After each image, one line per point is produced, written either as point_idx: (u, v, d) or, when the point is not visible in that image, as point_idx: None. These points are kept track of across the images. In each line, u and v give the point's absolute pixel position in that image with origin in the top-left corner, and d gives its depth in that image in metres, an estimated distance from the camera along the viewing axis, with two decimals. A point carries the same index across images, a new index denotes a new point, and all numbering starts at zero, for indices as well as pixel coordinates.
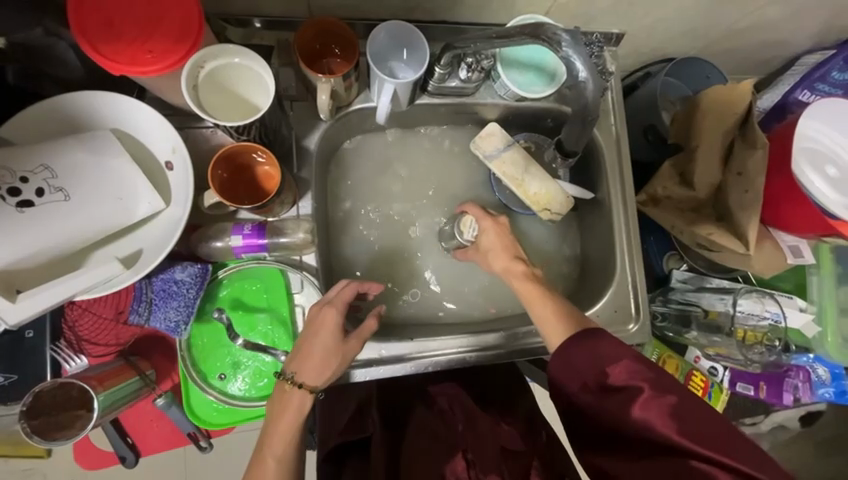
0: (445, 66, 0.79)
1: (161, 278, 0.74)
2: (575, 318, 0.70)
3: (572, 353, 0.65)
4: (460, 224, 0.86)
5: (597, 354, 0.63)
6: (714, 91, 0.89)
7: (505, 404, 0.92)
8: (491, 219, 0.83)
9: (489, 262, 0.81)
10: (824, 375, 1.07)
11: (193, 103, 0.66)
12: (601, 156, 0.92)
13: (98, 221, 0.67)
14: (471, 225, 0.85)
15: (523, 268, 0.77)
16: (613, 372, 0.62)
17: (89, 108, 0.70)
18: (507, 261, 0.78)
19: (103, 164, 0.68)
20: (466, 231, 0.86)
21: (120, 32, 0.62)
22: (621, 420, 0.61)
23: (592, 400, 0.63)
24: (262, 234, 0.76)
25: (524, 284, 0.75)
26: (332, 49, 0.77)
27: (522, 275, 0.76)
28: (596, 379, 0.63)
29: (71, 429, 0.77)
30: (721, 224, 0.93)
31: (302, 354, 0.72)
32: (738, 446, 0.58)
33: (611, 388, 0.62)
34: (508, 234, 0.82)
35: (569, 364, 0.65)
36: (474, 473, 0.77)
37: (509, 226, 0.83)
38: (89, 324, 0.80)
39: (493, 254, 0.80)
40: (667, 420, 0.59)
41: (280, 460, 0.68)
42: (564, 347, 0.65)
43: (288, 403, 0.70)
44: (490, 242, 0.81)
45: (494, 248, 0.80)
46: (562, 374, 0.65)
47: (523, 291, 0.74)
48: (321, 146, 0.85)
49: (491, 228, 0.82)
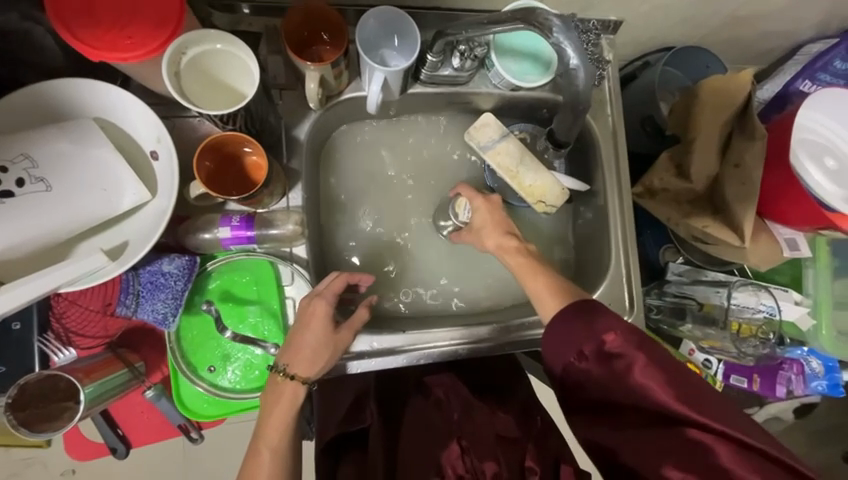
0: (438, 54, 0.78)
1: (148, 270, 0.74)
2: (570, 292, 0.70)
3: (569, 318, 0.64)
4: (454, 205, 0.86)
5: (594, 317, 0.63)
6: (710, 82, 0.87)
7: (505, 390, 0.93)
8: (483, 197, 0.81)
9: (482, 241, 0.80)
10: (818, 368, 1.07)
11: (174, 90, 0.64)
12: (596, 146, 0.90)
13: (82, 212, 0.66)
14: (465, 206, 0.85)
15: (516, 244, 0.77)
16: (609, 342, 0.62)
17: (72, 96, 0.68)
18: (499, 236, 0.78)
19: (86, 154, 0.66)
20: (461, 212, 0.86)
21: (99, 16, 0.60)
22: (619, 388, 0.61)
23: (589, 367, 0.63)
24: (250, 225, 0.76)
25: (515, 258, 0.75)
26: (321, 36, 0.75)
27: (515, 251, 0.76)
28: (593, 347, 0.63)
29: (59, 420, 0.77)
30: (718, 216, 0.91)
31: (295, 346, 0.72)
32: (733, 417, 0.59)
33: (607, 355, 0.62)
34: (500, 211, 0.81)
35: (565, 332, 0.64)
36: (468, 459, 0.76)
37: (500, 202, 0.81)
38: (76, 316, 0.78)
39: (487, 231, 0.79)
40: (664, 389, 0.60)
41: (275, 455, 0.68)
42: (557, 317, 0.65)
43: (283, 394, 0.71)
44: (484, 219, 0.80)
45: (487, 225, 0.80)
46: (558, 339, 0.65)
47: (515, 265, 0.75)
48: (312, 137, 0.83)
49: (483, 207, 0.80)
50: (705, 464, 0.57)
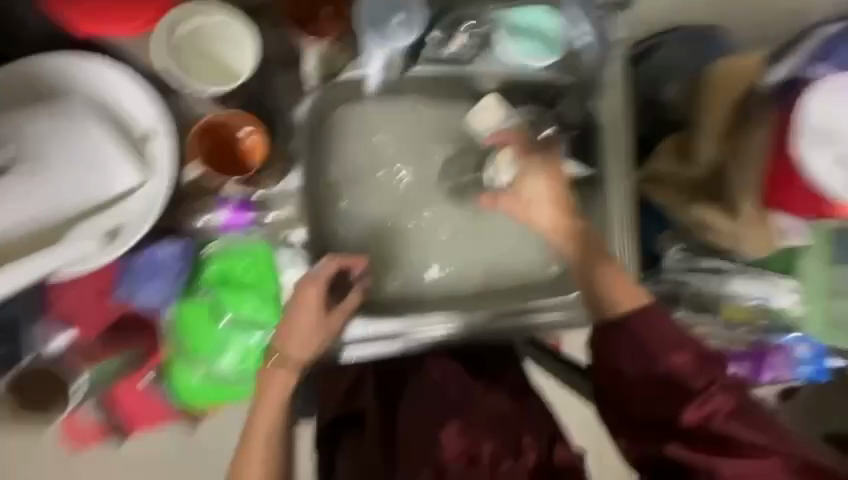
0: (443, 29, 0.79)
1: (149, 252, 0.76)
2: (626, 290, 0.66)
3: (630, 327, 0.65)
4: (496, 163, 0.78)
5: (655, 329, 0.64)
6: (720, 70, 0.90)
7: (494, 372, 0.86)
8: (539, 163, 0.71)
9: (532, 215, 0.70)
10: (807, 354, 1.09)
11: (180, 70, 0.68)
12: (600, 128, 0.84)
13: (69, 197, 0.63)
14: (507, 166, 0.76)
15: (574, 225, 0.69)
16: (676, 359, 0.64)
17: (71, 74, 0.68)
18: (555, 217, 0.69)
19: (75, 137, 0.64)
20: (500, 172, 0.77)
21: None
22: (667, 395, 0.64)
23: (641, 374, 0.64)
24: (248, 208, 0.78)
25: (572, 244, 0.68)
26: (322, 13, 0.78)
27: (570, 236, 0.69)
28: (646, 352, 0.64)
29: (60, 396, 0.81)
30: (720, 204, 0.89)
31: (286, 333, 0.71)
32: (771, 428, 0.62)
33: (659, 363, 0.64)
34: (560, 183, 0.71)
35: (630, 340, 0.65)
36: (468, 435, 0.72)
37: (562, 176, 0.72)
38: (73, 299, 0.77)
39: (537, 206, 0.70)
40: (710, 399, 0.62)
41: (269, 443, 0.68)
42: (615, 321, 0.66)
43: (272, 384, 0.69)
44: (536, 191, 0.70)
45: (539, 199, 0.70)
46: (618, 347, 0.65)
47: (571, 251, 0.68)
48: (311, 118, 0.80)
49: (538, 174, 0.70)
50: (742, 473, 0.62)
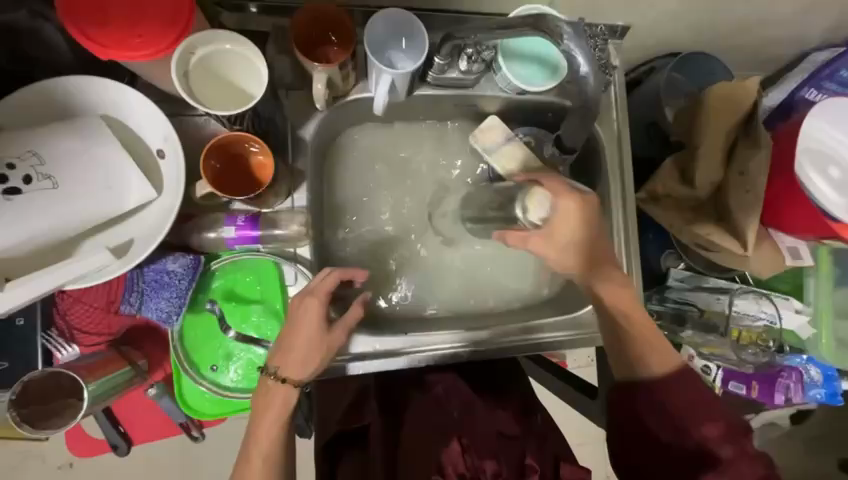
0: (445, 56, 0.78)
1: (153, 268, 0.74)
2: (666, 354, 0.73)
3: (660, 390, 0.72)
4: (526, 199, 0.71)
5: (687, 394, 0.71)
6: (719, 88, 0.87)
7: (498, 388, 0.91)
8: (575, 197, 0.69)
9: (570, 257, 0.71)
10: (817, 377, 1.07)
11: (183, 90, 0.64)
12: (600, 150, 0.90)
13: (88, 209, 0.66)
14: (541, 203, 0.69)
15: (621, 277, 0.73)
16: (705, 429, 0.69)
17: (79, 92, 0.68)
18: (601, 264, 0.72)
19: (93, 151, 0.66)
20: (532, 210, 0.70)
21: (108, 13, 0.60)
22: (692, 460, 0.69)
23: (670, 437, 0.70)
24: (255, 225, 0.76)
25: (622, 297, 0.73)
26: (329, 37, 0.75)
27: (619, 286, 0.73)
28: (676, 417, 0.70)
29: (61, 417, 0.77)
30: (721, 224, 0.91)
31: (284, 347, 0.71)
32: None
33: (686, 429, 0.70)
34: (594, 214, 0.69)
35: (655, 403, 0.71)
36: (470, 459, 0.72)
37: (594, 205, 0.70)
38: (80, 313, 0.79)
39: (578, 249, 0.70)
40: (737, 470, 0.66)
41: (268, 461, 0.69)
42: (654, 385, 0.72)
43: (274, 397, 0.70)
44: (573, 231, 0.69)
45: (578, 241, 0.70)
46: (646, 409, 0.72)
47: (621, 305, 0.73)
48: (317, 137, 0.83)
49: (574, 209, 0.69)
50: None
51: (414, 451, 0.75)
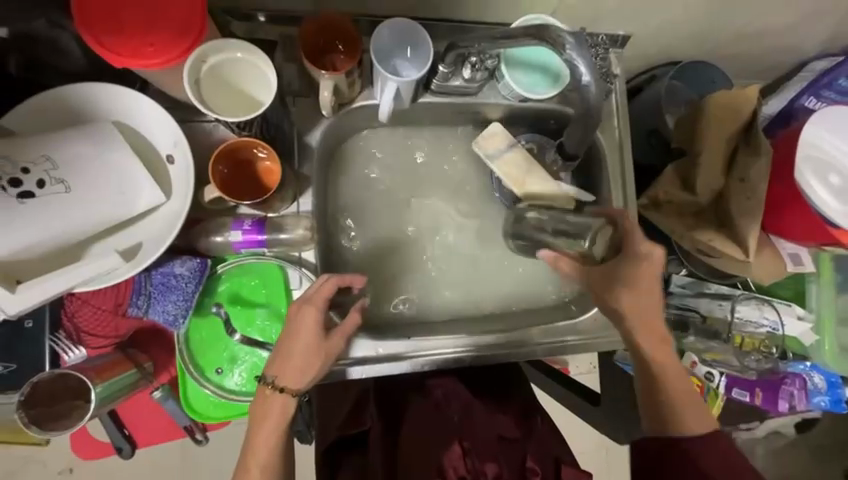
0: (449, 65, 0.80)
1: (161, 271, 0.75)
2: (704, 416, 0.72)
3: (695, 450, 0.70)
4: (593, 232, 0.79)
5: (723, 458, 0.70)
6: (719, 97, 0.88)
7: (501, 394, 0.92)
8: (639, 246, 0.73)
9: (616, 297, 0.74)
10: (821, 384, 1.06)
11: (194, 97, 0.66)
12: (602, 156, 0.91)
13: (100, 213, 0.67)
14: (604, 241, 0.78)
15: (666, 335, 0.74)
16: None
17: (93, 99, 0.70)
18: (651, 316, 0.74)
19: (105, 156, 0.68)
20: (596, 244, 0.79)
21: (122, 22, 0.61)
22: None
23: None
24: (262, 230, 0.77)
25: (665, 352, 0.74)
26: (336, 45, 0.77)
27: (662, 342, 0.74)
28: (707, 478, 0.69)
29: (67, 419, 0.77)
30: (723, 230, 0.92)
31: (282, 357, 0.72)
32: None
33: None
34: (653, 270, 0.74)
35: (689, 461, 0.70)
36: (471, 463, 0.73)
37: (658, 262, 0.73)
38: (87, 316, 0.79)
39: (626, 291, 0.73)
40: None
41: (266, 471, 0.69)
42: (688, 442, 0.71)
43: (271, 408, 0.70)
44: (631, 273, 0.73)
45: (628, 285, 0.73)
46: (677, 467, 0.70)
47: (662, 358, 0.73)
48: (323, 143, 0.85)
49: (635, 256, 0.73)
50: None
51: (414, 456, 0.75)
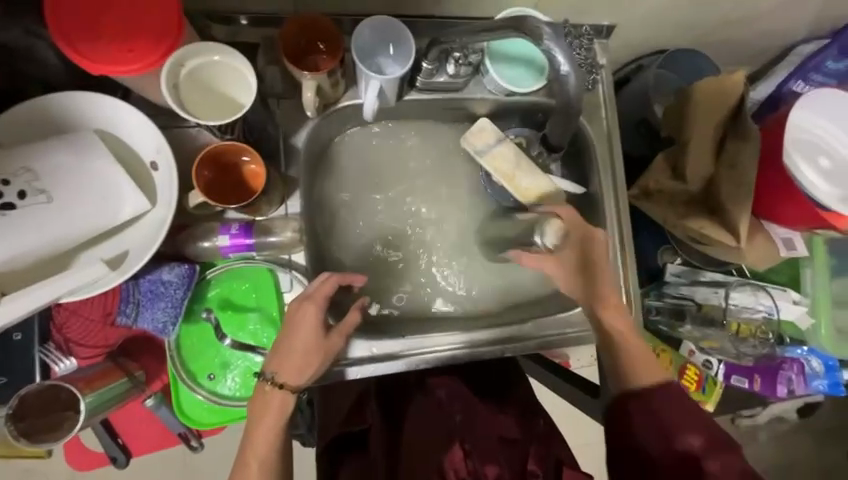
0: (432, 61, 0.78)
1: (148, 279, 0.75)
2: (658, 368, 0.74)
3: (655, 400, 0.72)
4: (543, 228, 0.76)
5: (678, 407, 0.71)
6: (705, 84, 0.87)
7: (500, 393, 0.92)
8: (583, 226, 0.77)
9: (566, 278, 0.76)
10: (818, 368, 1.07)
11: (173, 102, 0.66)
12: (590, 146, 0.90)
13: (83, 222, 0.67)
14: (552, 232, 0.75)
15: (615, 299, 0.77)
16: (691, 439, 0.68)
17: (73, 109, 0.69)
18: (597, 284, 0.77)
19: (87, 165, 0.67)
20: (547, 235, 0.76)
21: (99, 29, 0.61)
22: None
23: (662, 453, 0.69)
24: (249, 234, 0.77)
25: (614, 315, 0.76)
26: (317, 45, 0.76)
27: (610, 304, 0.77)
28: (670, 435, 0.69)
29: (58, 431, 0.77)
30: (714, 217, 0.92)
31: (282, 353, 0.71)
32: None
33: (683, 453, 0.68)
34: (596, 243, 0.77)
35: (649, 410, 0.71)
36: (473, 464, 0.74)
37: (600, 238, 0.77)
38: (76, 326, 0.79)
39: (574, 271, 0.77)
40: None
41: (264, 467, 0.68)
42: (645, 395, 0.72)
43: (271, 404, 0.70)
44: (572, 254, 0.77)
45: (573, 264, 0.77)
46: (638, 423, 0.71)
47: (611, 319, 0.76)
48: (309, 144, 0.84)
49: (578, 236, 0.77)
50: None
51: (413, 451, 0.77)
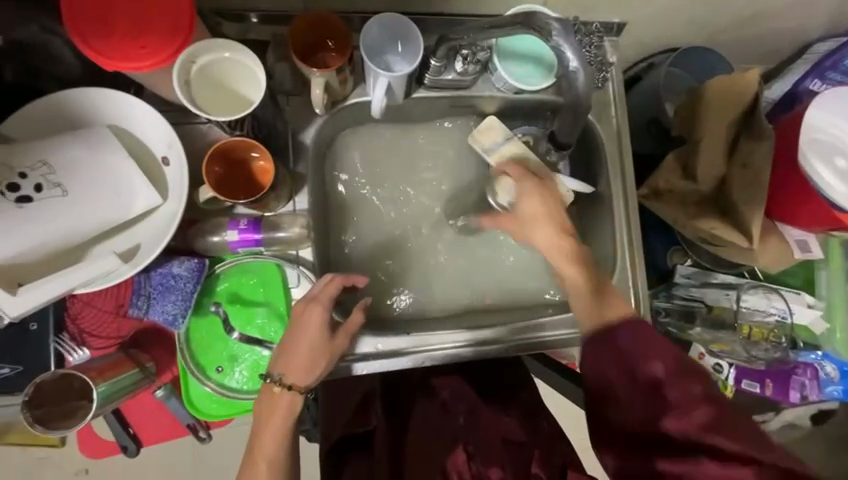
0: (441, 59, 0.79)
1: (160, 272, 0.76)
2: (621, 306, 0.67)
3: (617, 337, 0.64)
4: (497, 186, 0.84)
5: (641, 340, 0.63)
6: (718, 82, 0.86)
7: (505, 395, 0.90)
8: (533, 180, 0.72)
9: (528, 236, 0.72)
10: (833, 373, 1.03)
11: (185, 99, 0.67)
12: (599, 144, 0.89)
13: (97, 215, 0.68)
14: (507, 189, 0.82)
15: (571, 245, 0.69)
16: (655, 367, 0.62)
17: (89, 105, 0.71)
18: (551, 235, 0.70)
19: (101, 160, 0.69)
20: (502, 194, 0.84)
21: (112, 25, 0.62)
22: (658, 418, 0.61)
23: (631, 390, 0.62)
24: (258, 229, 0.78)
25: (571, 263, 0.68)
26: (326, 43, 0.77)
27: (567, 251, 0.68)
28: (638, 370, 0.62)
29: (72, 418, 0.79)
30: (726, 218, 0.90)
31: (288, 354, 0.72)
32: (763, 444, 0.59)
33: (651, 381, 0.62)
34: (552, 200, 0.71)
35: (612, 350, 0.63)
36: (475, 466, 0.76)
37: (552, 187, 0.73)
38: (90, 317, 0.80)
39: (534, 225, 0.71)
40: (710, 423, 0.59)
41: (273, 466, 0.69)
42: (608, 334, 0.64)
43: (278, 405, 0.71)
44: (533, 209, 0.71)
45: (537, 218, 0.71)
46: (603, 364, 0.63)
47: (568, 269, 0.68)
48: (317, 141, 0.85)
49: (532, 192, 0.72)
50: None
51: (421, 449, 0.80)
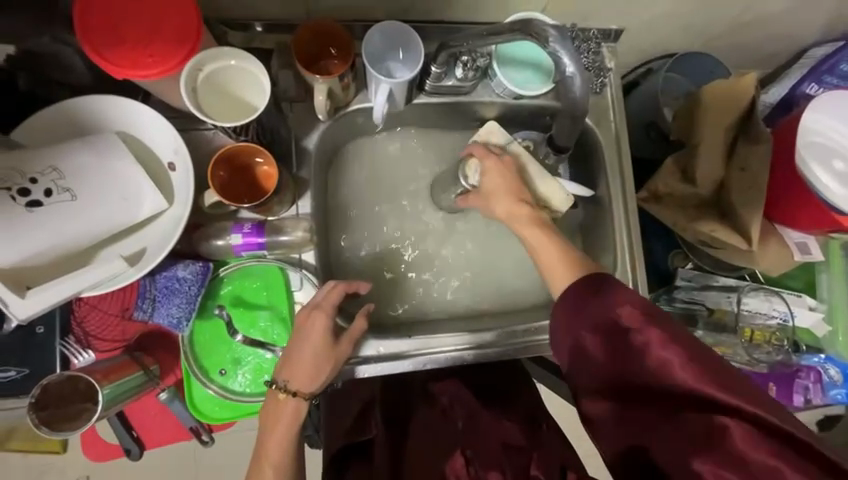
0: (441, 65, 0.80)
1: (164, 275, 0.77)
2: (581, 263, 0.71)
3: (584, 292, 0.65)
4: (464, 167, 0.83)
5: (608, 292, 0.64)
6: (714, 87, 0.87)
7: (506, 397, 0.91)
8: (494, 158, 0.80)
9: (489, 205, 0.80)
10: (836, 376, 1.03)
11: (191, 105, 0.68)
12: (597, 147, 0.90)
13: (104, 220, 0.70)
14: (475, 168, 0.82)
15: (528, 212, 0.77)
16: (623, 313, 0.62)
17: (98, 112, 0.73)
18: (510, 204, 0.78)
19: (109, 165, 0.70)
20: (471, 174, 0.83)
21: (122, 34, 0.64)
22: (632, 367, 0.61)
23: (602, 341, 0.63)
24: (262, 232, 0.79)
25: (532, 228, 0.75)
26: (328, 50, 0.78)
27: (525, 215, 0.77)
28: (607, 320, 0.62)
29: (76, 421, 0.81)
30: (725, 220, 0.91)
31: (292, 361, 0.72)
32: (745, 388, 0.57)
33: (622, 328, 0.62)
34: (512, 173, 0.80)
35: (579, 304, 0.65)
36: (473, 470, 0.77)
37: (513, 164, 0.81)
38: (96, 320, 0.82)
39: (497, 197, 0.79)
40: (684, 367, 0.58)
41: (278, 471, 0.71)
42: (574, 289, 0.66)
43: (283, 412, 0.72)
44: (494, 183, 0.79)
45: (497, 192, 0.79)
46: (572, 318, 0.65)
47: (528, 232, 0.75)
48: (320, 146, 0.86)
49: (493, 168, 0.80)
50: (723, 452, 0.56)
51: (422, 453, 0.81)
